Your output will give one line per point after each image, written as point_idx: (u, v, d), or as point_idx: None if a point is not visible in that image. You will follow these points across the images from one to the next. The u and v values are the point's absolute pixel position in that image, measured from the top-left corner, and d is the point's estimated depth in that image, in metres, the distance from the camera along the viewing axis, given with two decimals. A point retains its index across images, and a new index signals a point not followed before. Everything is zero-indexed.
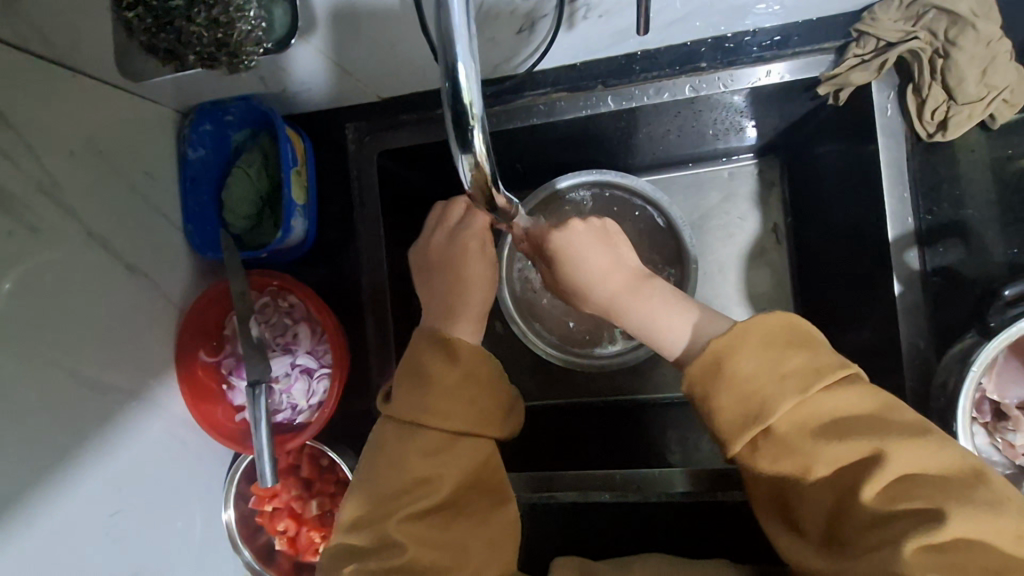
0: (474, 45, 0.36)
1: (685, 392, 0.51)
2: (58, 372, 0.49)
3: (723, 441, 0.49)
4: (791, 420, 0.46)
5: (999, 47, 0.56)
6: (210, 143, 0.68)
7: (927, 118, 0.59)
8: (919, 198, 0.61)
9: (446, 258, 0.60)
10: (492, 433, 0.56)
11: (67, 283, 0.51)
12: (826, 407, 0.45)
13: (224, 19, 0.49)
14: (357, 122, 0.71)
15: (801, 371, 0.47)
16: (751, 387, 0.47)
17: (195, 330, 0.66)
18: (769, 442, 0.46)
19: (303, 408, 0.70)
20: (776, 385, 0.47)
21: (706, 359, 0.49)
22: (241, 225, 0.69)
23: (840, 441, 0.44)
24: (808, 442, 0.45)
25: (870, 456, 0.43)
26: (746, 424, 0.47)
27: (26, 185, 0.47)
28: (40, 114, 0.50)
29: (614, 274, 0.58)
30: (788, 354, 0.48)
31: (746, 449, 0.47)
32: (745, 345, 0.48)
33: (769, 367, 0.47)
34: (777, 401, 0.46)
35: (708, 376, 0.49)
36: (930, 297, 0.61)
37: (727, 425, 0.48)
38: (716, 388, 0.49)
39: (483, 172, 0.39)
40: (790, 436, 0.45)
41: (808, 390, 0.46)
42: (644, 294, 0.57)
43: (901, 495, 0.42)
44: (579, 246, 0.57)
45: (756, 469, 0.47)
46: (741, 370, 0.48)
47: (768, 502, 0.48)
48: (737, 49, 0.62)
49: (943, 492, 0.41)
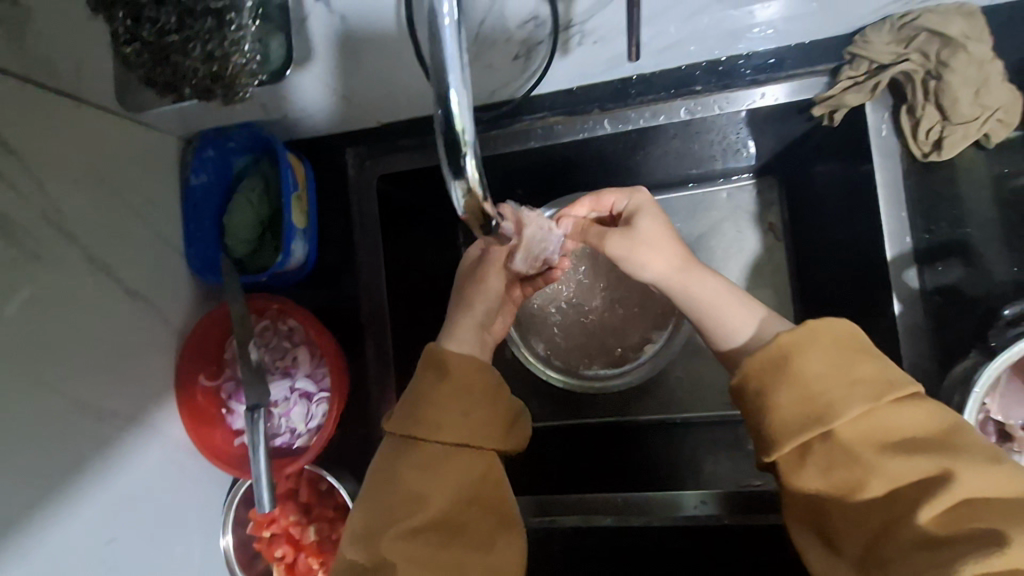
0: (466, 73, 0.36)
1: (736, 387, 0.50)
2: (56, 400, 0.49)
3: (771, 443, 0.47)
4: (857, 428, 0.44)
5: (992, 68, 0.56)
6: (212, 168, 0.69)
7: (920, 138, 0.60)
8: (917, 217, 0.62)
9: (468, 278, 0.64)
10: (492, 445, 0.55)
11: (68, 310, 0.51)
12: (896, 422, 0.44)
13: (220, 54, 0.50)
14: (356, 148, 0.72)
15: (871, 380, 0.45)
16: (818, 387, 0.46)
17: (195, 355, 0.66)
18: (826, 448, 0.44)
19: (301, 432, 0.70)
20: (846, 390, 0.45)
21: (772, 352, 0.48)
22: (241, 250, 0.69)
23: (905, 457, 0.42)
24: (867, 455, 0.43)
25: (935, 476, 0.41)
26: (803, 427, 0.45)
27: (28, 214, 0.48)
28: (45, 144, 0.51)
29: (668, 256, 0.57)
30: (857, 362, 0.46)
31: (798, 453, 0.46)
32: (815, 345, 0.47)
33: (839, 371, 0.46)
34: (844, 407, 0.44)
35: (773, 373, 0.47)
36: (931, 316, 0.61)
37: (781, 424, 0.46)
38: (778, 386, 0.47)
39: (476, 198, 0.39)
40: (852, 445, 0.43)
41: (879, 399, 0.44)
42: (712, 283, 0.56)
43: (962, 519, 0.39)
44: (649, 216, 0.59)
45: (803, 476, 0.45)
46: (808, 372, 0.46)
47: (808, 513, 0.46)
48: (730, 72, 0.63)
49: (1007, 518, 0.39)
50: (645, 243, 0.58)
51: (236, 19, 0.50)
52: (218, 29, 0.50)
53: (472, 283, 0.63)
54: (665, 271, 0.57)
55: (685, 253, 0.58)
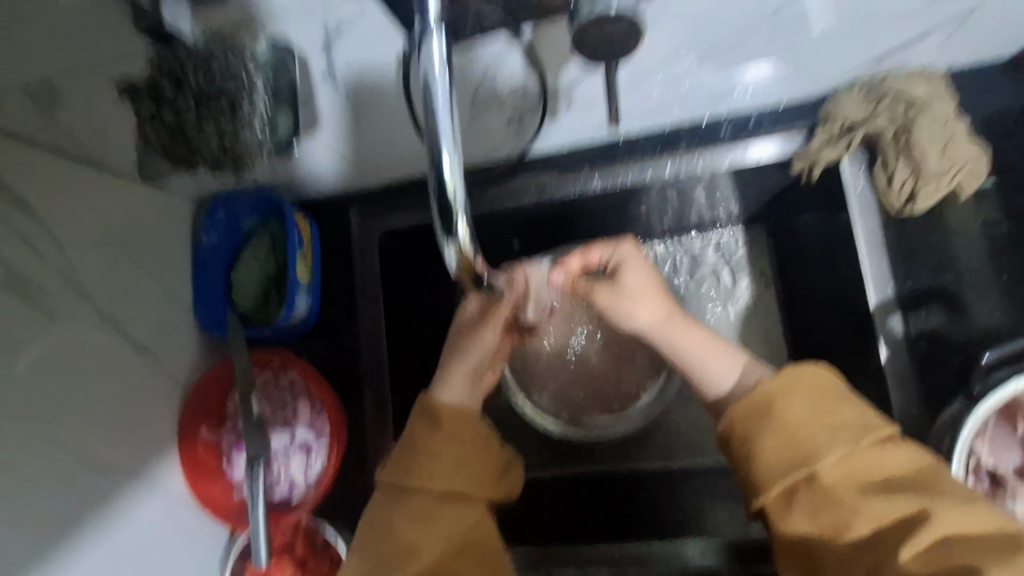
0: (457, 138, 0.39)
1: (723, 433, 0.51)
2: (59, 454, 0.50)
3: (758, 487, 0.48)
4: (839, 472, 0.45)
5: (956, 126, 0.60)
6: (222, 229, 0.72)
7: (894, 193, 0.63)
8: (898, 267, 0.65)
9: (464, 329, 0.64)
10: (484, 494, 0.57)
11: (76, 364, 0.53)
12: (876, 464, 0.45)
13: (232, 134, 0.58)
14: (358, 206, 0.75)
15: (850, 424, 0.47)
16: (801, 431, 0.47)
17: (198, 407, 0.67)
18: (810, 492, 0.45)
19: (300, 484, 0.70)
20: (827, 434, 0.47)
21: (754, 398, 0.50)
22: (249, 305, 0.71)
23: (885, 497, 0.44)
24: (852, 496, 0.44)
25: (912, 517, 0.43)
26: (789, 469, 0.47)
27: (46, 274, 0.51)
28: (69, 206, 0.54)
29: (656, 307, 0.60)
30: (836, 407, 0.48)
31: (784, 497, 0.47)
32: (795, 390, 0.49)
33: (820, 415, 0.48)
34: (825, 451, 0.46)
35: (755, 420, 0.49)
36: (919, 362, 0.63)
37: (769, 470, 0.47)
38: (762, 432, 0.49)
39: (467, 255, 0.42)
40: (835, 488, 0.45)
41: (859, 442, 0.46)
42: (695, 333, 0.58)
43: (942, 557, 0.41)
44: (637, 266, 0.61)
45: (791, 519, 0.46)
46: (790, 417, 0.48)
47: (795, 560, 0.47)
48: (711, 132, 0.66)
49: (984, 556, 0.40)
50: (633, 295, 0.60)
51: (246, 104, 0.58)
52: (229, 111, 0.57)
53: (467, 338, 0.63)
54: (652, 321, 0.59)
55: (667, 299, 0.61)
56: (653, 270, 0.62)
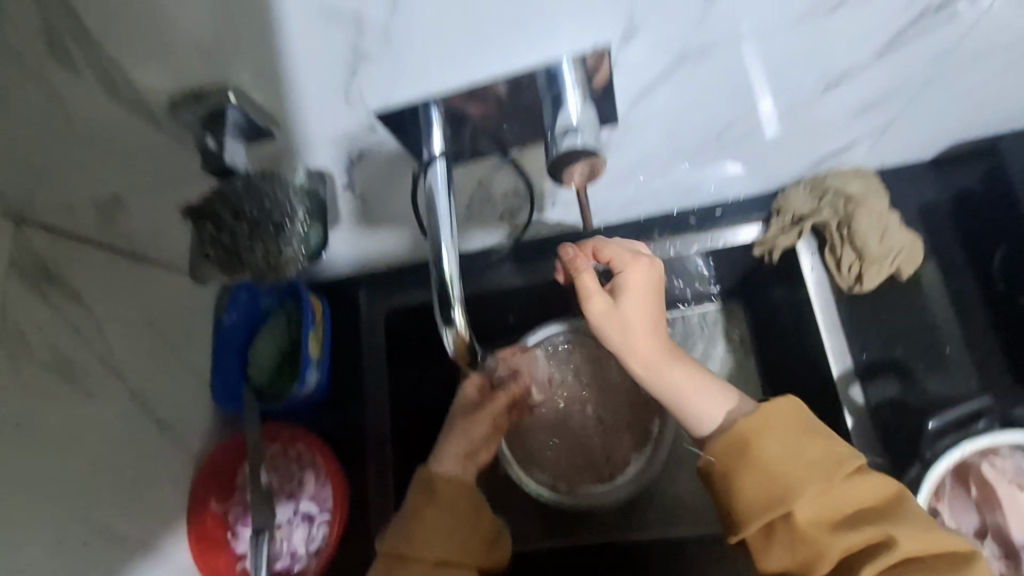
0: (455, 241, 0.48)
1: (706, 468, 0.57)
2: (83, 527, 0.53)
3: (739, 523, 0.53)
4: (811, 510, 0.51)
5: (888, 218, 0.71)
6: (242, 308, 0.79)
7: (844, 274, 0.73)
8: (854, 340, 0.73)
9: (467, 406, 0.69)
10: (475, 555, 0.61)
11: (106, 441, 0.56)
12: (847, 496, 0.51)
13: (277, 260, 0.60)
14: (367, 289, 0.84)
15: (822, 460, 0.53)
16: (777, 469, 0.52)
17: (210, 480, 0.71)
18: (787, 529, 0.51)
19: (302, 554, 0.73)
20: (800, 471, 0.52)
21: (731, 437, 0.55)
22: (262, 378, 0.78)
23: (853, 530, 0.50)
24: (822, 532, 0.50)
25: (878, 542, 0.49)
26: (767, 506, 0.52)
27: (88, 355, 0.55)
28: (111, 293, 0.59)
29: (649, 338, 0.60)
30: (808, 444, 0.53)
31: (764, 530, 0.52)
32: (767, 430, 0.54)
33: (794, 454, 0.53)
34: (802, 488, 0.51)
35: (735, 459, 0.54)
36: (881, 427, 0.69)
37: (749, 507, 0.53)
38: (740, 471, 0.54)
39: (462, 338, 0.49)
40: (809, 527, 0.50)
41: (832, 477, 0.51)
42: (684, 372, 0.61)
43: None
44: (633, 291, 0.61)
45: (767, 551, 0.52)
46: (767, 456, 0.53)
47: None
48: (680, 221, 0.76)
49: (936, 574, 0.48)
50: (630, 324, 0.60)
51: (292, 229, 0.59)
52: (275, 236, 0.58)
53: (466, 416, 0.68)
54: (645, 356, 0.60)
55: (663, 336, 0.62)
56: (652, 295, 0.62)
